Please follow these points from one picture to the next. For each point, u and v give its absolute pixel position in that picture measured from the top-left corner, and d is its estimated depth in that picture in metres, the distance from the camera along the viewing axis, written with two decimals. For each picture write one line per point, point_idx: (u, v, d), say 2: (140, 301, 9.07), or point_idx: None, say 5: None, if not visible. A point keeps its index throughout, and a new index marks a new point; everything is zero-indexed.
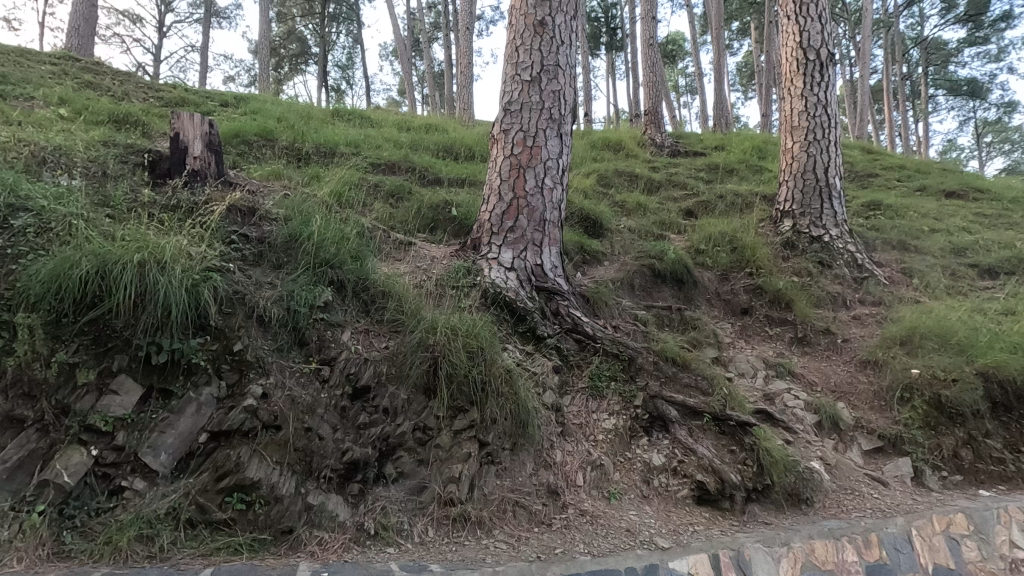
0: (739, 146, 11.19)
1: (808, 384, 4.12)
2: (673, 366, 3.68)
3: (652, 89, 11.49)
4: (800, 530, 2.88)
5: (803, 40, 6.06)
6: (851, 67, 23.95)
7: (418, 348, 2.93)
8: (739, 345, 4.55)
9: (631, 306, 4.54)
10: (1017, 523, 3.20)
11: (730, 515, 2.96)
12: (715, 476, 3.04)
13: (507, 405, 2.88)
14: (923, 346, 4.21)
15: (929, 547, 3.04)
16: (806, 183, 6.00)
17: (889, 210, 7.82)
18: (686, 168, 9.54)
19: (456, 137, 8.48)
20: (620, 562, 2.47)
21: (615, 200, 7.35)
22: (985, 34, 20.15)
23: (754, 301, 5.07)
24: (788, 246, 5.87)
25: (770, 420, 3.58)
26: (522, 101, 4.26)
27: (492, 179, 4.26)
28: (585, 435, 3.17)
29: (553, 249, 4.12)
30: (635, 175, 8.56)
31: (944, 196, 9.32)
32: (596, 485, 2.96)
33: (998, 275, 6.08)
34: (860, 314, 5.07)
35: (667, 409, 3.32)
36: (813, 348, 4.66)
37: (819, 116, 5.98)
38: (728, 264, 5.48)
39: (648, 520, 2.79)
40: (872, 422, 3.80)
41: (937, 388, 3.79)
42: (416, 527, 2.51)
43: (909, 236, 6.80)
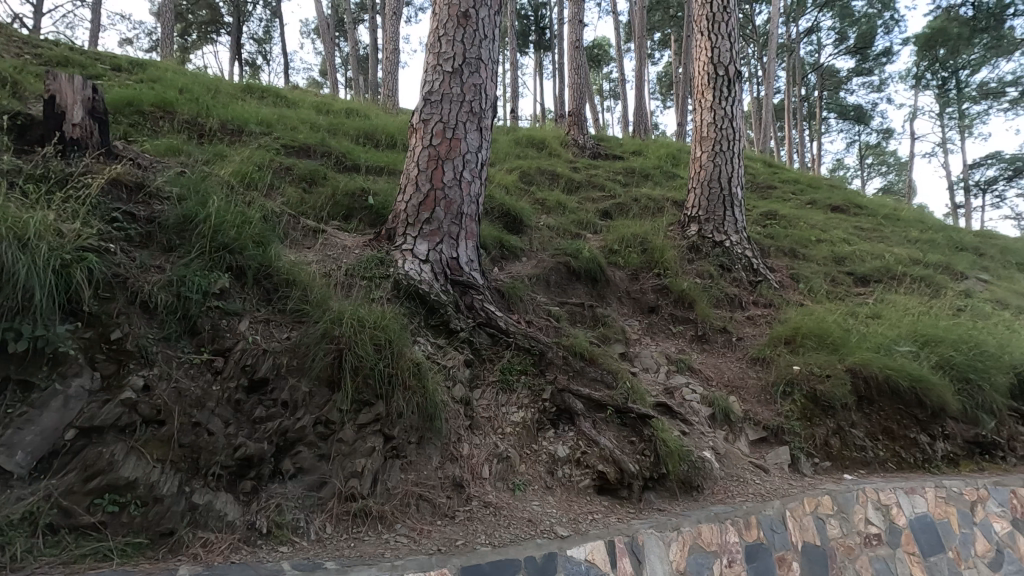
0: (655, 152, 11.72)
1: (705, 378, 4.41)
2: (581, 361, 3.81)
3: (577, 90, 11.77)
4: (690, 515, 3.06)
5: (713, 56, 6.45)
6: (757, 85, 25.75)
7: (322, 339, 2.82)
8: (645, 341, 4.78)
9: (545, 302, 4.64)
10: (872, 502, 3.59)
11: (627, 502, 3.11)
12: (615, 465, 3.19)
13: (415, 399, 2.86)
14: (805, 345, 4.66)
15: (800, 526, 3.33)
16: (711, 191, 6.40)
17: (783, 220, 8.52)
18: (605, 170, 9.87)
19: (378, 124, 8.24)
20: (520, 551, 2.51)
21: (536, 198, 7.48)
22: (870, 66, 22.38)
23: (660, 300, 5.35)
24: (693, 250, 6.23)
25: (668, 413, 3.81)
26: (443, 92, 4.23)
27: (410, 169, 4.19)
28: (492, 428, 3.21)
29: (470, 243, 4.11)
30: (556, 174, 8.74)
31: (830, 210, 10.29)
32: (501, 477, 3.00)
33: (870, 282, 6.81)
34: (754, 315, 5.49)
35: (574, 402, 3.44)
36: (711, 345, 4.99)
37: (725, 128, 6.38)
38: (639, 265, 5.74)
39: (549, 511, 2.86)
40: (758, 415, 4.13)
41: (814, 383, 4.24)
42: (313, 524, 2.43)
43: (799, 245, 7.45)
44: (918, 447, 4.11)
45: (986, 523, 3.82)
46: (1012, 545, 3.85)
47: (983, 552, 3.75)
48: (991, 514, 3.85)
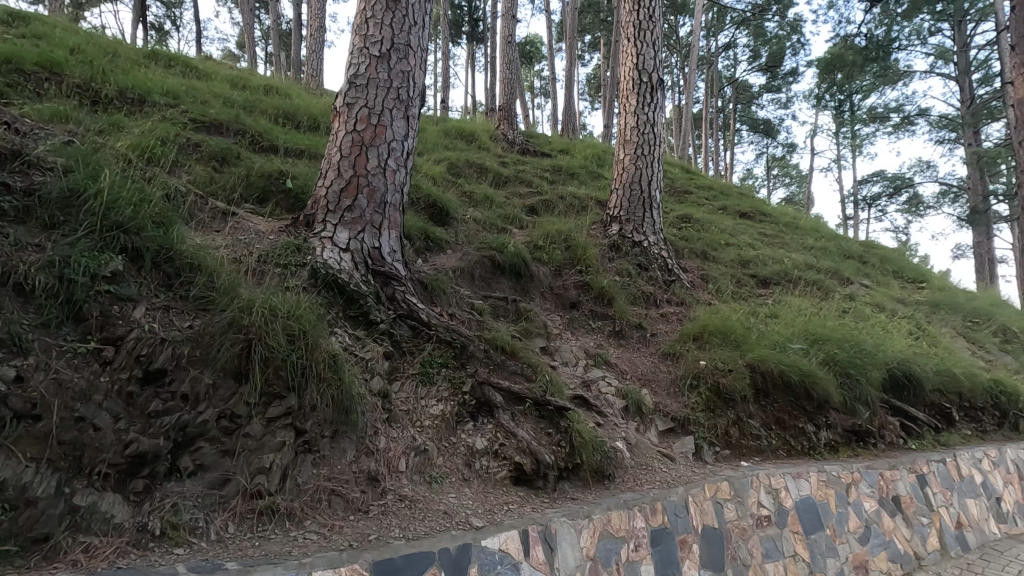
0: (582, 152, 12.01)
1: (620, 372, 4.61)
2: (502, 354, 3.85)
3: (508, 85, 11.82)
4: (601, 503, 3.15)
5: (638, 62, 6.70)
6: (679, 94, 27.01)
7: (229, 328, 2.66)
8: (565, 336, 4.91)
9: (469, 295, 4.63)
10: (764, 487, 3.89)
11: (542, 492, 3.18)
12: (531, 457, 3.26)
13: (330, 392, 2.77)
14: (711, 342, 4.99)
15: (701, 511, 3.53)
16: (632, 193, 6.66)
17: (697, 224, 9.03)
18: (533, 167, 10.00)
19: (299, 104, 7.85)
20: (434, 544, 2.46)
21: (464, 190, 7.45)
22: (779, 84, 24.12)
23: (582, 296, 5.52)
24: (614, 248, 6.46)
25: (585, 405, 3.94)
26: (369, 76, 4.10)
27: (332, 154, 4.05)
28: (410, 422, 3.17)
29: (393, 234, 4.03)
30: (484, 168, 8.75)
31: (738, 216, 11.02)
32: (418, 470, 2.98)
33: (771, 285, 7.37)
34: (667, 312, 5.78)
35: (493, 395, 3.48)
36: (627, 340, 5.21)
37: (646, 133, 6.65)
38: (562, 261, 5.87)
39: (465, 502, 2.87)
40: (667, 407, 4.37)
41: (718, 377, 4.55)
42: (214, 524, 2.29)
43: (710, 248, 7.94)
44: (805, 436, 4.51)
45: (858, 502, 4.25)
46: (878, 521, 4.27)
47: (855, 528, 4.14)
48: (862, 494, 4.29)
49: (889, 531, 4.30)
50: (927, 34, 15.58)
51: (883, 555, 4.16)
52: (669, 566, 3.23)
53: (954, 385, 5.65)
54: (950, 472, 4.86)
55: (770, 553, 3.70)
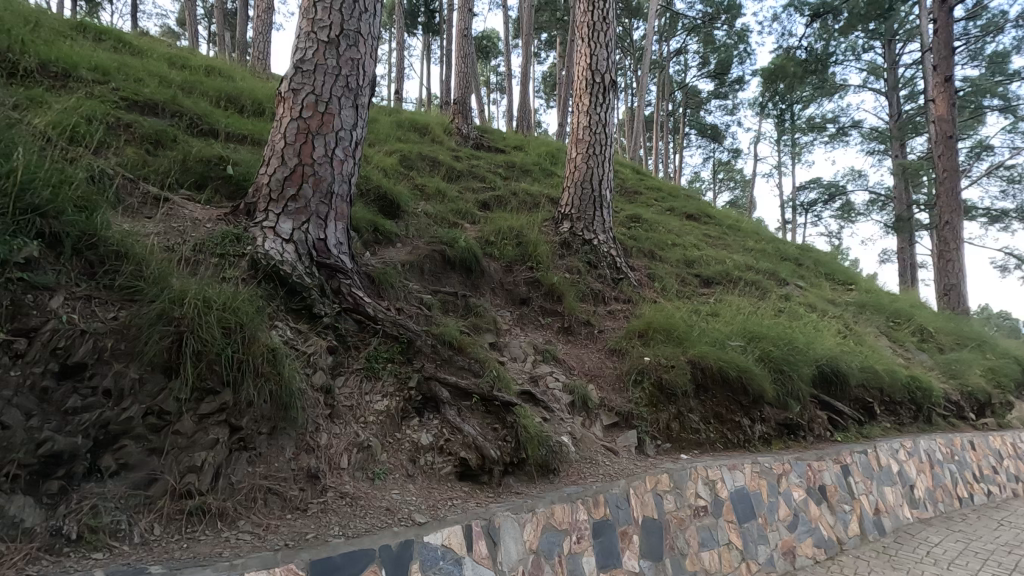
0: (536, 149, 12.07)
1: (567, 368, 4.68)
2: (450, 349, 3.84)
3: (463, 79, 11.72)
4: (545, 497, 3.18)
5: (591, 63, 6.79)
6: (631, 96, 27.57)
7: (158, 320, 2.53)
8: (514, 331, 4.93)
9: (418, 290, 4.58)
10: (702, 478, 4.04)
11: (487, 487, 3.19)
12: (477, 452, 3.26)
13: (268, 387, 2.67)
14: (655, 338, 5.13)
15: (641, 502, 3.63)
16: (584, 192, 6.75)
17: (645, 224, 9.26)
18: (487, 162, 9.98)
19: (244, 87, 7.53)
20: (375, 541, 2.42)
21: (415, 183, 7.36)
22: (726, 91, 25.01)
23: (532, 293, 5.56)
24: (564, 246, 6.53)
25: (532, 400, 3.98)
26: (317, 62, 3.98)
27: (276, 140, 3.90)
28: (354, 417, 3.11)
29: (340, 225, 3.93)
30: (437, 162, 8.67)
31: (685, 217, 11.38)
32: (361, 467, 2.93)
33: (713, 284, 7.65)
34: (614, 309, 5.90)
35: (440, 390, 3.46)
36: (575, 336, 5.29)
37: (598, 133, 6.75)
38: (513, 257, 5.89)
39: (409, 498, 2.84)
40: (612, 402, 4.48)
41: (661, 372, 4.69)
42: (138, 526, 2.18)
43: (657, 247, 8.16)
44: (740, 429, 4.72)
45: (788, 492, 4.47)
46: (806, 509, 4.51)
47: (785, 516, 4.35)
48: (791, 484, 4.52)
49: (816, 519, 4.54)
50: (860, 50, 16.53)
51: (809, 541, 4.40)
52: (609, 557, 3.30)
53: (875, 381, 6.05)
54: (871, 462, 5.20)
55: (706, 541, 3.84)
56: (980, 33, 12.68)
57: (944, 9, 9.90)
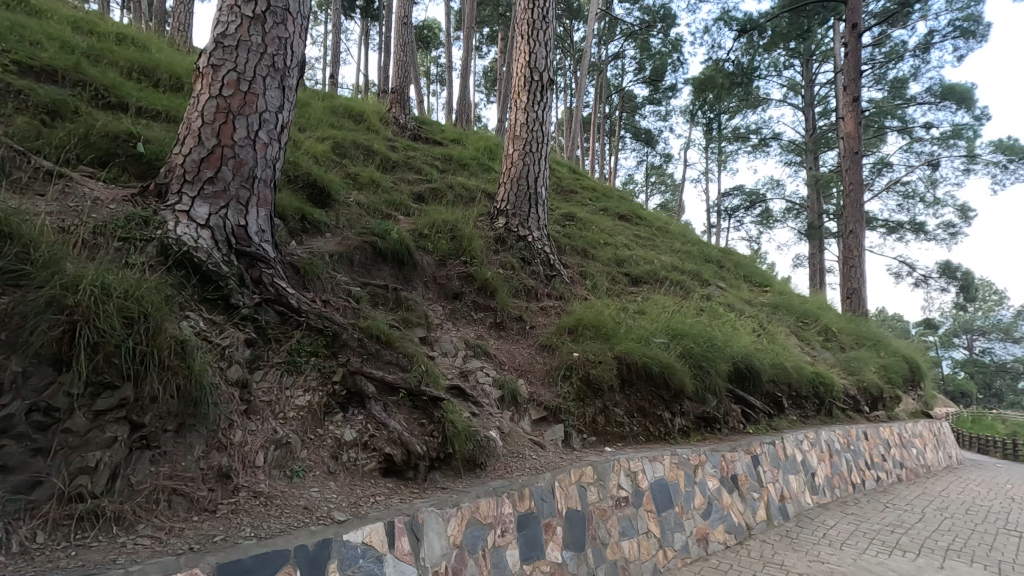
0: (474, 144, 12.01)
1: (498, 363, 4.70)
2: (377, 343, 3.75)
3: (401, 68, 11.46)
4: (470, 492, 3.18)
5: (530, 60, 6.82)
6: (570, 96, 27.99)
7: (48, 308, 2.31)
8: (446, 326, 4.90)
9: (346, 282, 4.44)
10: (624, 470, 4.18)
11: (412, 483, 3.14)
12: (402, 448, 3.21)
13: (175, 381, 2.51)
14: (584, 334, 5.25)
15: (566, 495, 3.70)
16: (519, 188, 6.80)
17: (580, 222, 9.45)
18: (424, 154, 9.83)
19: (160, 59, 6.99)
20: (289, 541, 2.32)
21: (348, 172, 7.13)
22: (660, 98, 25.93)
23: (465, 287, 5.53)
24: (499, 241, 6.55)
25: (460, 395, 3.97)
26: (240, 37, 3.76)
27: (192, 118, 3.66)
28: (272, 414, 2.98)
29: (263, 212, 3.75)
30: (372, 151, 8.44)
31: (618, 217, 11.71)
32: (278, 465, 2.81)
33: (642, 283, 7.93)
34: (546, 306, 5.98)
35: (366, 385, 3.38)
36: (507, 332, 5.32)
37: (535, 131, 6.80)
38: (447, 251, 5.84)
39: (329, 496, 2.75)
40: (541, 396, 4.56)
41: (588, 368, 4.82)
42: (17, 534, 1.98)
43: (590, 246, 8.35)
44: (662, 422, 4.93)
45: (703, 481, 4.72)
46: (719, 498, 4.77)
47: (699, 504, 4.59)
48: (706, 474, 4.77)
49: (728, 506, 4.82)
50: (781, 67, 17.63)
51: (721, 527, 4.66)
52: (533, 549, 3.34)
53: (785, 377, 6.48)
54: (778, 452, 5.57)
55: (626, 531, 3.97)
56: (884, 59, 13.86)
57: (854, 34, 10.73)
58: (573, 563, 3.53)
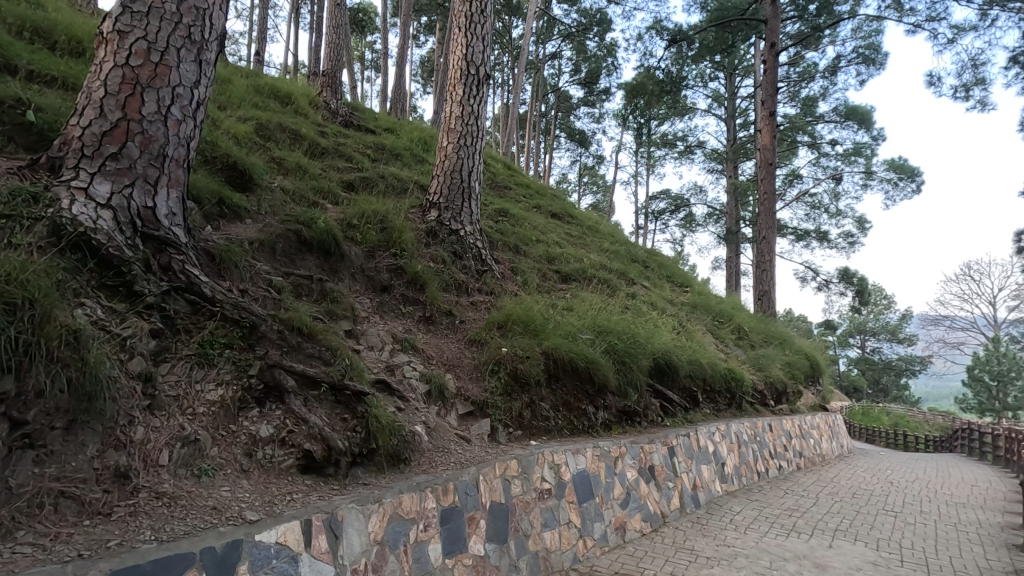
0: (408, 134, 11.77)
1: (426, 357, 4.66)
2: (298, 336, 3.61)
3: (333, 50, 11.03)
4: (394, 487, 3.13)
5: (467, 54, 6.76)
6: (507, 92, 28.06)
7: None
8: (373, 319, 4.79)
9: (267, 271, 4.22)
10: (548, 463, 4.26)
11: (332, 480, 3.05)
12: (322, 443, 3.11)
13: (66, 374, 2.30)
14: (513, 330, 5.31)
15: (490, 488, 3.73)
16: (452, 181, 6.75)
17: (513, 219, 9.51)
18: (355, 141, 9.52)
19: (59, 19, 6.34)
20: (195, 543, 2.18)
21: (273, 156, 6.80)
22: (594, 100, 26.53)
23: (394, 280, 5.43)
24: (431, 234, 6.47)
25: (386, 390, 3.91)
26: (151, 4, 3.48)
27: (93, 88, 3.35)
28: (180, 409, 2.80)
29: (174, 193, 3.50)
30: (299, 135, 8.09)
31: (550, 215, 11.90)
32: (184, 463, 2.64)
33: (571, 281, 8.10)
34: (476, 301, 5.98)
35: (285, 378, 3.25)
36: (436, 326, 5.28)
37: (470, 125, 6.75)
38: (376, 243, 5.70)
39: (241, 495, 2.62)
40: (468, 391, 4.57)
41: (516, 363, 4.88)
42: None
43: (521, 242, 8.42)
44: (586, 416, 5.08)
45: (622, 472, 4.91)
46: (637, 488, 4.98)
47: (618, 495, 4.77)
48: (626, 465, 4.97)
49: (645, 496, 5.04)
50: (707, 79, 18.54)
51: (637, 516, 4.87)
52: (455, 543, 3.34)
53: (700, 373, 6.85)
54: (692, 444, 5.89)
55: (548, 522, 4.06)
56: (798, 78, 14.90)
57: (772, 53, 11.44)
58: (495, 555, 3.57)
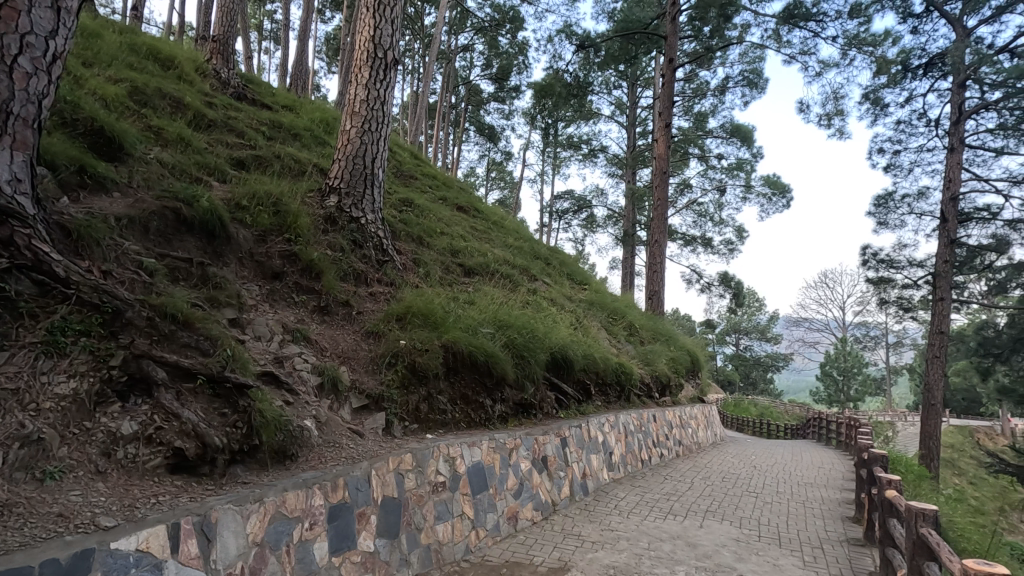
0: (308, 114, 11.12)
1: (319, 349, 4.45)
2: (172, 324, 3.30)
3: (226, 14, 10.14)
4: (276, 485, 2.95)
5: (375, 36, 6.48)
6: (417, 79, 27.45)
7: None
8: (262, 308, 4.49)
9: (136, 251, 3.80)
10: (443, 456, 4.24)
11: (207, 479, 2.83)
12: (196, 441, 2.87)
13: None
14: (412, 322, 5.22)
15: (383, 483, 3.64)
16: (354, 167, 6.49)
17: (417, 209, 9.34)
18: (248, 116, 8.85)
19: None
20: (33, 556, 1.92)
21: (150, 124, 6.14)
22: (504, 96, 26.70)
23: (286, 267, 5.12)
24: (329, 221, 6.18)
25: (273, 382, 3.69)
26: None
27: None
28: (19, 405, 2.47)
29: (19, 157, 3.07)
30: (183, 104, 7.37)
31: (456, 208, 11.83)
32: (24, 466, 2.32)
33: (474, 274, 8.12)
34: (375, 291, 5.80)
35: (154, 370, 2.97)
36: (331, 316, 5.07)
37: (375, 110, 6.51)
38: (268, 226, 5.35)
39: (94, 499, 2.35)
40: (363, 384, 4.43)
41: (414, 355, 4.81)
42: None
43: (425, 234, 8.29)
44: (482, 409, 5.13)
45: (516, 463, 5.01)
46: (530, 478, 5.12)
47: (511, 486, 4.87)
48: (520, 456, 5.08)
49: (537, 486, 5.19)
50: (611, 86, 19.37)
51: (529, 505, 5.00)
52: (343, 540, 3.23)
53: (593, 367, 7.17)
54: (583, 434, 6.16)
55: (441, 515, 4.05)
56: (693, 94, 16.00)
57: (670, 67, 12.19)
58: (386, 551, 3.51)
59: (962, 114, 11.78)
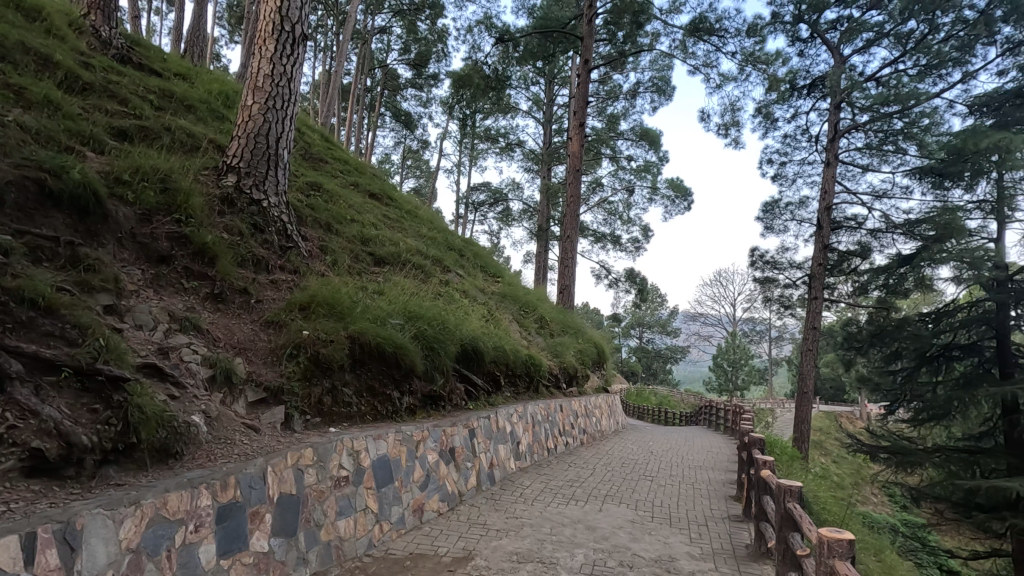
0: (205, 85, 10.25)
1: (211, 340, 4.14)
2: (31, 311, 2.93)
3: None
4: (156, 486, 2.72)
5: (282, 7, 6.09)
6: (330, 57, 26.17)
7: None
8: (144, 294, 4.10)
9: None
10: (347, 450, 4.11)
11: (72, 482, 2.55)
12: (59, 440, 2.58)
13: None
14: (317, 312, 5.00)
15: (280, 479, 3.47)
16: (256, 145, 6.08)
17: (325, 194, 8.93)
18: (133, 82, 8.01)
19: None
20: None
21: (9, 81, 5.37)
22: (422, 83, 26.16)
23: (175, 250, 4.71)
24: (226, 202, 5.76)
25: (156, 375, 3.39)
26: None
27: None
28: None
29: None
30: (52, 62, 6.52)
31: (367, 195, 11.45)
32: None
33: (384, 264, 7.91)
34: (277, 279, 5.49)
35: (7, 363, 2.62)
36: (226, 305, 4.74)
37: (281, 87, 6.12)
38: (154, 205, 4.88)
39: None
40: (261, 376, 4.19)
41: (318, 347, 4.62)
42: None
43: (334, 220, 7.96)
44: (390, 401, 5.03)
45: (423, 455, 4.97)
46: (436, 470, 5.10)
47: (417, 478, 4.82)
48: (427, 448, 5.04)
49: (443, 477, 5.18)
50: (529, 82, 19.58)
51: (434, 497, 4.98)
52: (233, 541, 3.05)
53: (504, 358, 7.26)
54: (491, 425, 6.22)
55: (343, 510, 3.93)
56: (606, 96, 16.57)
57: (586, 68, 12.53)
58: (282, 550, 3.36)
59: (837, 132, 13.15)
